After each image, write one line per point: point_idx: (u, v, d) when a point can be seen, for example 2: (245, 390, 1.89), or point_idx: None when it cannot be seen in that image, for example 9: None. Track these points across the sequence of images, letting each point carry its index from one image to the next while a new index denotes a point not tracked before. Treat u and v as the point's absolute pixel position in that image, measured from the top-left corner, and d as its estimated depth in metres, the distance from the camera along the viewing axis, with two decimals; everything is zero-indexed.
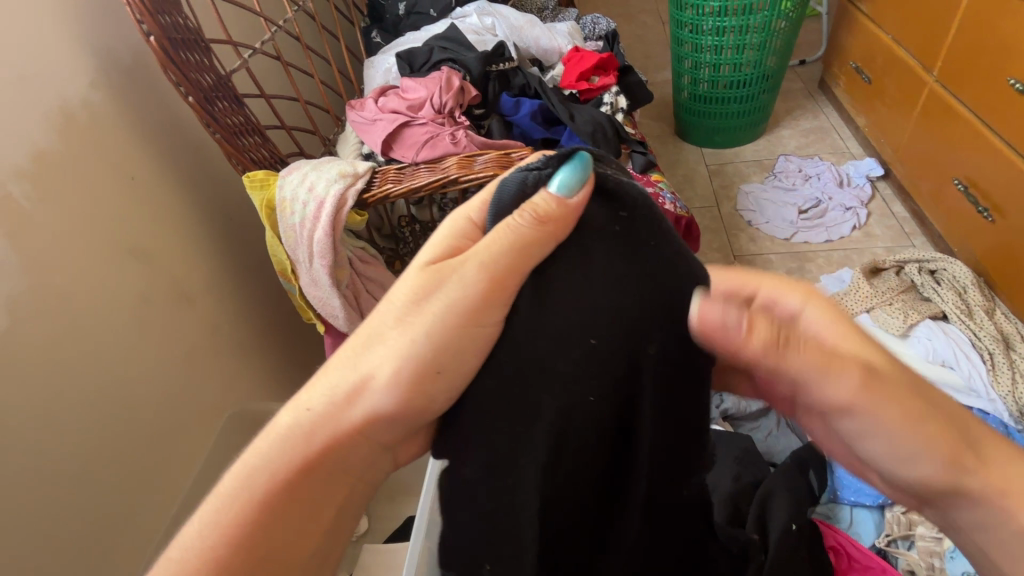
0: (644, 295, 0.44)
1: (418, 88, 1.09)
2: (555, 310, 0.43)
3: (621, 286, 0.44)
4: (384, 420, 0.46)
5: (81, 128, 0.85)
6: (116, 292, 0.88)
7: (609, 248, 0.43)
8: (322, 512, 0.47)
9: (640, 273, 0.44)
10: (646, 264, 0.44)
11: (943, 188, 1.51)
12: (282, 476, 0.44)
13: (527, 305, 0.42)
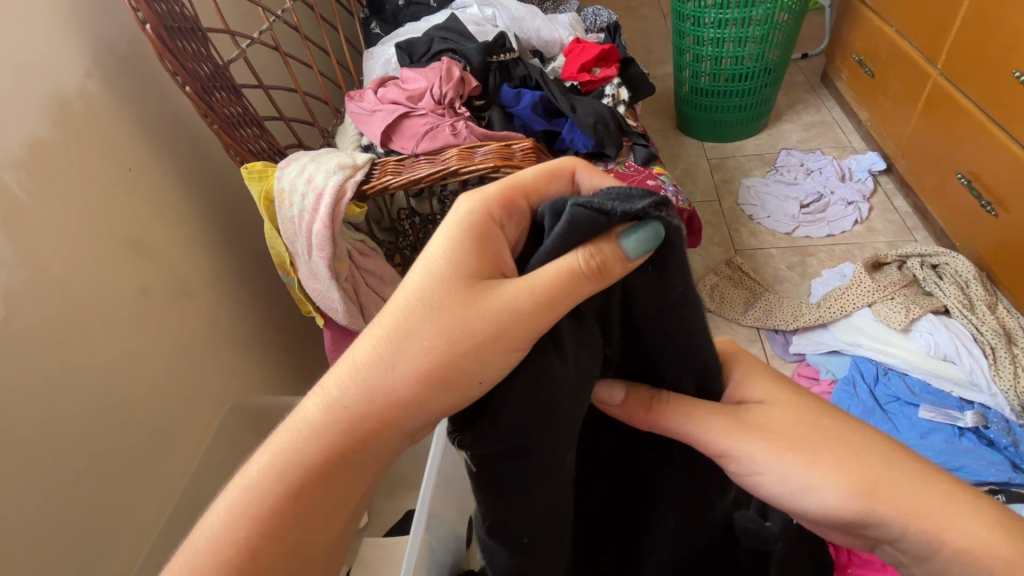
0: (665, 333, 0.47)
1: (418, 78, 1.08)
2: (583, 343, 0.46)
3: (642, 319, 0.47)
4: (414, 417, 0.45)
5: (78, 118, 0.84)
6: (113, 284, 0.87)
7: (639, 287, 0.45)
8: (342, 508, 0.46)
9: (663, 312, 0.46)
10: (675, 307, 0.45)
11: (946, 182, 1.50)
12: (309, 467, 0.44)
13: (562, 332, 0.44)
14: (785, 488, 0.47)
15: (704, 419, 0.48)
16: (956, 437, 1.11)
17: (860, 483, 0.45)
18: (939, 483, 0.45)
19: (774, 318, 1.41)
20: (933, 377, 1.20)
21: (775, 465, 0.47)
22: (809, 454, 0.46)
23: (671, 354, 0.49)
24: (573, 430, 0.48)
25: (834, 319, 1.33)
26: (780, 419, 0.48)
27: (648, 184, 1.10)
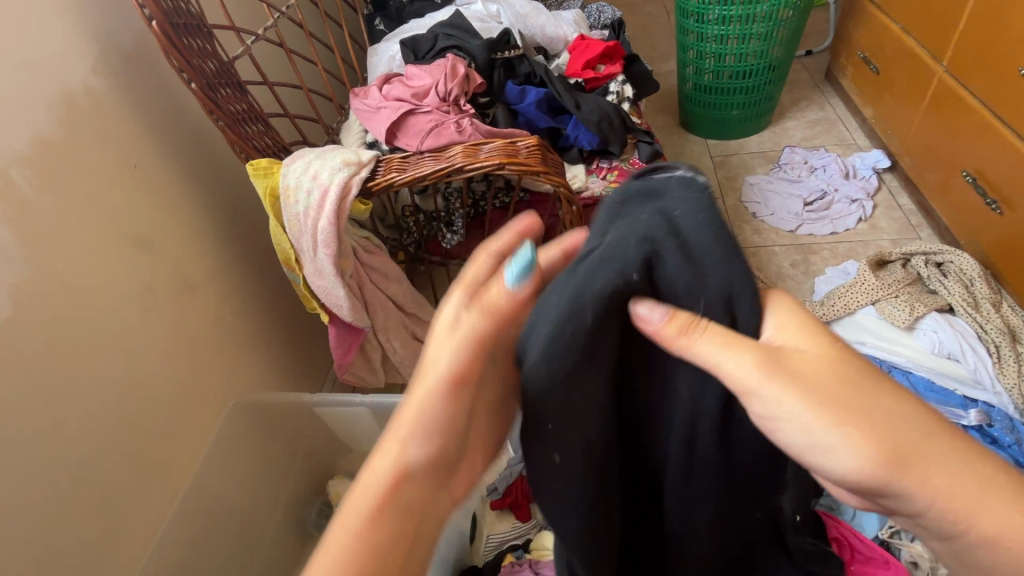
0: (694, 257, 0.41)
1: (423, 75, 1.08)
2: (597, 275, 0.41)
3: (667, 246, 0.42)
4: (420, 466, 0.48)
5: (84, 114, 0.84)
6: (119, 281, 0.88)
7: (649, 212, 0.42)
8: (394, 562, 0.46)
9: (683, 235, 0.41)
10: (688, 227, 0.41)
11: (950, 180, 1.50)
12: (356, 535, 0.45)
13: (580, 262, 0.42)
14: (809, 442, 0.42)
15: (737, 354, 0.41)
16: None
17: (890, 451, 0.41)
18: (966, 473, 0.42)
19: None
20: (936, 374, 1.19)
21: (802, 414, 0.42)
22: (845, 416, 0.42)
23: (701, 283, 0.42)
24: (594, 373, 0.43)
25: (837, 316, 1.33)
26: (817, 372, 0.43)
27: None
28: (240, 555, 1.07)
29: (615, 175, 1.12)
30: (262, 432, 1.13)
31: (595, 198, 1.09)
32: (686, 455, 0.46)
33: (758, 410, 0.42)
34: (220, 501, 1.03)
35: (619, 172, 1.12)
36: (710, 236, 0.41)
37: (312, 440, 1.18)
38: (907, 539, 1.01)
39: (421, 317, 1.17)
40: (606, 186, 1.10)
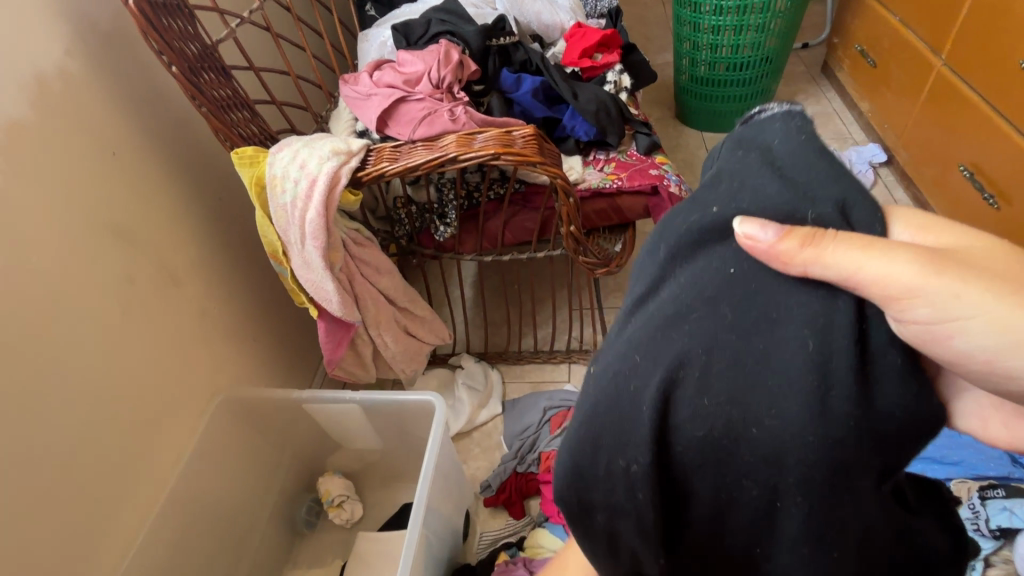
0: (779, 174, 0.40)
1: (415, 61, 1.04)
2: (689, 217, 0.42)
3: (751, 175, 0.41)
4: None
5: (58, 97, 0.80)
6: (97, 273, 0.84)
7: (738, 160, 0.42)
8: None
9: (765, 161, 0.41)
10: (769, 152, 0.41)
11: (947, 174, 1.49)
12: None
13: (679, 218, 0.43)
14: (941, 315, 0.35)
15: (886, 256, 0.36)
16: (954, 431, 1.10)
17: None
18: None
19: None
20: None
21: (930, 282, 0.35)
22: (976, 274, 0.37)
23: (795, 193, 0.39)
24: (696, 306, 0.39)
25: None
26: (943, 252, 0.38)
27: (650, 174, 1.07)
28: (228, 555, 1.04)
29: (612, 167, 1.09)
30: (250, 428, 1.10)
31: (592, 190, 1.06)
32: (798, 395, 0.36)
33: (926, 315, 0.35)
34: (206, 500, 1.00)
35: (616, 164, 1.10)
36: (810, 155, 0.40)
37: (301, 437, 1.16)
38: None
39: (413, 312, 1.14)
40: (603, 177, 1.07)
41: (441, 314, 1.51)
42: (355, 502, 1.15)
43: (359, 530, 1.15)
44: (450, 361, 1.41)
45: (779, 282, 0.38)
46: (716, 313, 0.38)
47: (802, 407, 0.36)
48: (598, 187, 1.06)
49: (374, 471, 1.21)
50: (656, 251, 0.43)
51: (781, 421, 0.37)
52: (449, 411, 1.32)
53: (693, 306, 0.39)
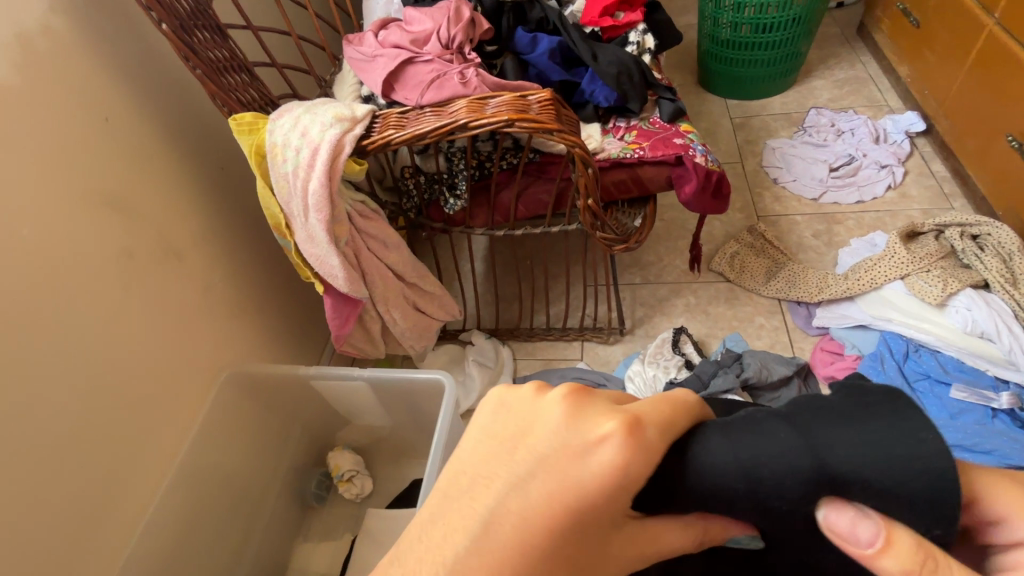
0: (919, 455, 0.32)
1: (423, 19, 0.97)
2: (832, 431, 0.33)
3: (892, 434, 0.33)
4: (552, 445, 0.36)
5: (41, 58, 0.75)
6: (98, 247, 0.82)
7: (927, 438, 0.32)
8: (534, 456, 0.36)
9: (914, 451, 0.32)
10: (922, 461, 0.32)
11: (990, 145, 1.39)
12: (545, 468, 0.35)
13: (829, 431, 0.33)
14: None
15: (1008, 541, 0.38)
16: (988, 419, 1.07)
17: None
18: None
19: (797, 289, 1.34)
20: (967, 355, 1.14)
21: None
22: None
23: (895, 474, 0.33)
24: (726, 440, 0.36)
25: (862, 291, 1.26)
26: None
27: (675, 143, 1.00)
28: (239, 530, 1.04)
29: (633, 135, 1.02)
30: (257, 404, 1.08)
31: (611, 160, 1.00)
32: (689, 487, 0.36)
33: None
34: (215, 476, 1.00)
35: (638, 132, 1.03)
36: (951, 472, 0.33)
37: (308, 412, 1.14)
38: None
39: (422, 288, 1.10)
40: (623, 147, 1.00)
41: (451, 289, 1.47)
42: (364, 477, 1.14)
43: (369, 505, 1.14)
44: (461, 337, 1.38)
45: (838, 446, 0.33)
46: (722, 438, 0.36)
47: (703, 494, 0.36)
48: (618, 157, 0.99)
49: (383, 448, 1.19)
50: (769, 419, 0.35)
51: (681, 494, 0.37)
52: (460, 388, 1.29)
53: (712, 435, 0.36)
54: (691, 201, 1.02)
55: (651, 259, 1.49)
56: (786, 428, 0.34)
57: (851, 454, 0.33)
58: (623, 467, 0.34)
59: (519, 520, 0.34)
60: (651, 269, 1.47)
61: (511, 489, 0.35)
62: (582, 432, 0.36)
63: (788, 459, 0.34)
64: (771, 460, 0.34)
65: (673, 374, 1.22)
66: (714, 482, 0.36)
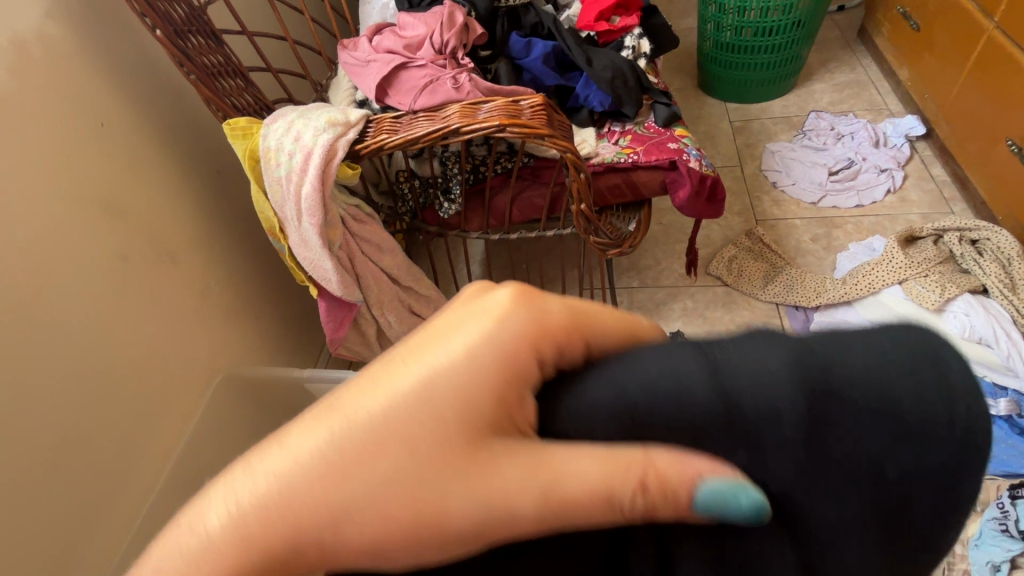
0: (942, 390, 0.27)
1: (417, 25, 0.98)
2: (845, 346, 0.28)
3: (914, 352, 0.28)
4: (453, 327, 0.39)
5: (36, 64, 0.76)
6: (93, 251, 0.82)
7: (949, 373, 0.28)
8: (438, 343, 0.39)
9: (938, 378, 0.27)
10: (940, 398, 0.27)
11: (991, 149, 1.38)
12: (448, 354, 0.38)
13: (827, 343, 0.28)
14: None
15: None
16: None
17: None
18: None
19: (795, 294, 1.33)
20: None
21: None
22: None
23: (915, 404, 0.27)
24: (699, 350, 0.30)
25: (859, 296, 1.25)
26: None
27: (669, 148, 1.00)
28: None
29: (628, 140, 1.02)
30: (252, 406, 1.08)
31: (606, 164, 1.00)
32: (649, 401, 0.29)
33: None
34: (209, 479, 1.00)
35: (632, 137, 1.03)
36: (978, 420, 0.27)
37: None
38: None
39: (417, 292, 1.10)
40: (618, 151, 1.00)
41: (448, 292, 1.47)
42: None
43: None
44: None
45: (850, 354, 0.28)
46: (701, 349, 0.30)
47: (666, 415, 0.29)
48: (612, 162, 0.99)
49: None
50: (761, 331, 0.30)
51: (642, 411, 0.30)
52: None
53: (689, 347, 0.30)
54: (686, 206, 1.02)
55: (648, 263, 1.49)
56: (695, 359, 0.29)
57: (861, 371, 0.27)
58: (512, 341, 0.37)
59: (407, 383, 0.37)
60: (649, 273, 1.47)
61: (413, 348, 0.39)
62: (484, 311, 0.39)
63: (778, 367, 0.28)
64: (749, 368, 0.28)
65: None
66: (607, 419, 0.31)
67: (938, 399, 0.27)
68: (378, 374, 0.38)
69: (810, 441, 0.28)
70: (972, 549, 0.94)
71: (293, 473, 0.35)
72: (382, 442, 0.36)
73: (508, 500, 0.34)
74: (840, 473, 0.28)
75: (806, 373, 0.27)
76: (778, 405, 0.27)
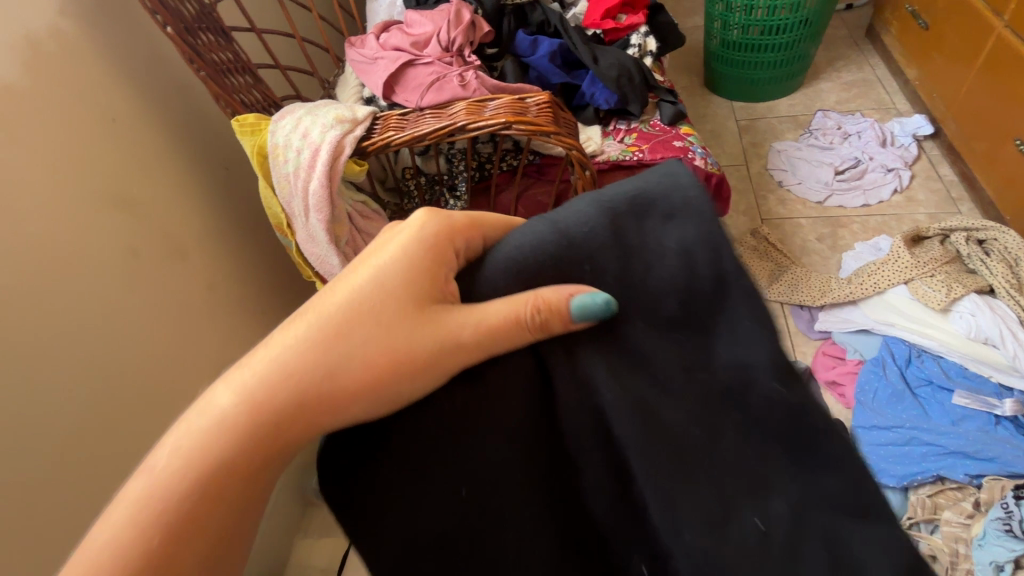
0: (681, 200, 0.36)
1: (424, 22, 0.98)
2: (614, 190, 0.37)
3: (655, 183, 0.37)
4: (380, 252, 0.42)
5: (48, 60, 0.77)
6: (105, 245, 0.83)
7: (685, 189, 0.36)
8: (367, 267, 0.42)
9: (679, 194, 0.36)
10: (680, 208, 0.36)
11: (999, 149, 1.37)
12: (377, 272, 0.42)
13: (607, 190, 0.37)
14: None
15: None
16: (990, 426, 1.06)
17: None
18: None
19: (799, 293, 1.33)
20: (970, 361, 1.13)
21: None
22: None
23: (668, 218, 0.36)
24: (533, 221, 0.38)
25: (865, 296, 1.25)
26: None
27: (674, 146, 1.00)
28: None
29: (633, 138, 1.03)
30: None
31: (611, 162, 1.00)
32: (509, 263, 0.38)
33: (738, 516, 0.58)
34: None
35: (637, 135, 1.03)
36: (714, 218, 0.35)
37: None
38: (927, 530, 1.00)
39: None
40: (623, 149, 1.01)
41: None
42: None
43: None
44: None
45: (621, 196, 0.36)
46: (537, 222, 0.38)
47: (522, 273, 0.37)
48: (617, 159, 1.00)
49: None
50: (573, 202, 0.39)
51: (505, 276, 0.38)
52: None
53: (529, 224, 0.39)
54: None
55: None
56: (535, 221, 0.37)
57: (627, 203, 0.36)
58: (427, 240, 0.41)
59: (346, 298, 0.41)
60: None
61: (345, 276, 0.43)
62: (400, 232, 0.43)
63: (574, 214, 0.37)
64: (564, 221, 0.37)
65: None
66: (491, 285, 0.39)
67: (683, 207, 0.36)
68: (316, 304, 0.42)
69: (625, 252, 0.36)
70: (976, 550, 0.94)
71: (253, 377, 0.39)
72: (335, 333, 0.40)
73: (445, 347, 0.38)
74: (667, 278, 0.36)
75: (598, 214, 0.36)
76: (589, 236, 0.36)
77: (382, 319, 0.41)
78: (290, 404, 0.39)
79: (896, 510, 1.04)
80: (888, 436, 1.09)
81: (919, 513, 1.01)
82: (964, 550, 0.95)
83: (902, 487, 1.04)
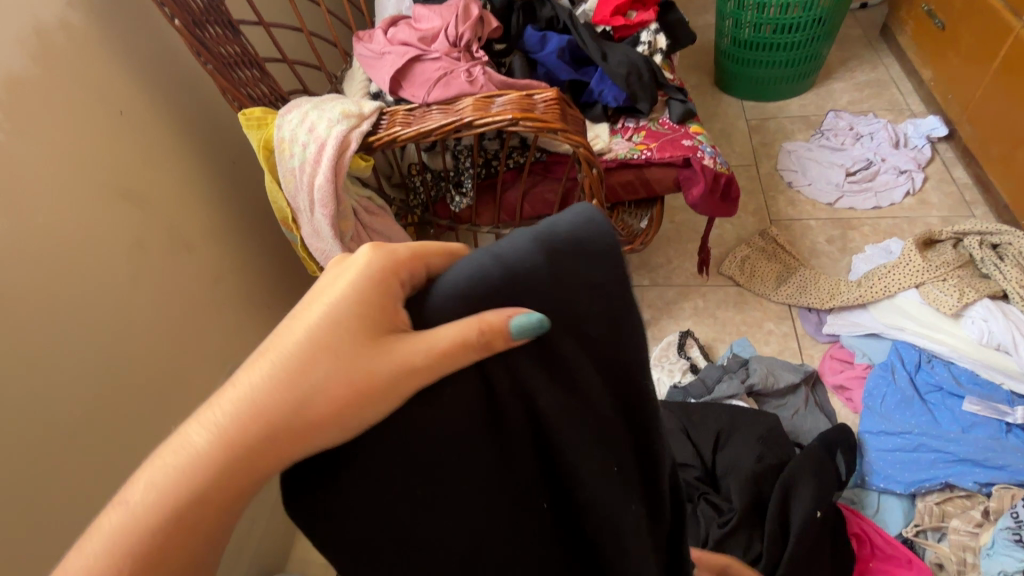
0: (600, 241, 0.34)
1: (432, 17, 0.98)
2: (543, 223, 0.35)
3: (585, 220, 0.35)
4: (326, 297, 0.36)
5: (56, 50, 0.77)
6: (111, 235, 0.84)
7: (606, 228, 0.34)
8: (308, 314, 0.36)
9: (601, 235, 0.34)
10: (604, 254, 0.34)
11: (1015, 152, 1.34)
12: (320, 320, 0.35)
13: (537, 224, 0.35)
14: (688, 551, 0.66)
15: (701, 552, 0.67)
16: (1001, 433, 1.04)
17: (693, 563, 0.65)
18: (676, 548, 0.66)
19: (808, 295, 1.32)
20: (982, 367, 1.11)
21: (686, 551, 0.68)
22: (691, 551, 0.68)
23: (590, 260, 0.34)
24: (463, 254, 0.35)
25: (874, 299, 1.23)
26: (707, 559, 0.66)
27: (683, 145, 0.99)
28: None
29: (642, 136, 1.01)
30: None
31: (619, 161, 0.99)
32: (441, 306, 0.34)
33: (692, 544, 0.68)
34: None
35: (646, 133, 1.02)
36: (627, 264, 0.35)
37: None
38: (934, 539, 0.98)
39: None
40: (631, 147, 1.00)
41: None
42: None
43: None
44: None
45: (548, 230, 0.34)
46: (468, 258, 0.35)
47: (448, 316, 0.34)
48: (625, 158, 0.98)
49: None
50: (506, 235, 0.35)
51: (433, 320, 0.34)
52: None
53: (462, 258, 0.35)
54: (698, 203, 1.00)
55: (660, 262, 1.48)
56: (470, 259, 0.34)
57: (556, 240, 0.34)
58: (374, 278, 0.36)
59: (288, 350, 0.35)
60: (661, 272, 1.46)
61: (285, 326, 0.36)
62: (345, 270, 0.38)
63: (502, 250, 0.34)
64: (497, 258, 0.33)
65: (678, 378, 1.23)
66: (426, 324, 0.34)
67: (607, 250, 0.34)
68: (249, 366, 0.35)
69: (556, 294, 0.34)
70: (985, 560, 0.92)
71: (197, 447, 0.33)
72: (275, 386, 0.34)
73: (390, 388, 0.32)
74: (600, 306, 0.35)
75: (524, 252, 0.33)
76: (518, 271, 0.33)
77: (332, 359, 0.34)
78: (231, 474, 0.33)
79: (903, 517, 1.02)
80: (895, 441, 1.07)
81: (927, 520, 0.98)
82: (973, 560, 0.93)
83: (909, 494, 1.03)
